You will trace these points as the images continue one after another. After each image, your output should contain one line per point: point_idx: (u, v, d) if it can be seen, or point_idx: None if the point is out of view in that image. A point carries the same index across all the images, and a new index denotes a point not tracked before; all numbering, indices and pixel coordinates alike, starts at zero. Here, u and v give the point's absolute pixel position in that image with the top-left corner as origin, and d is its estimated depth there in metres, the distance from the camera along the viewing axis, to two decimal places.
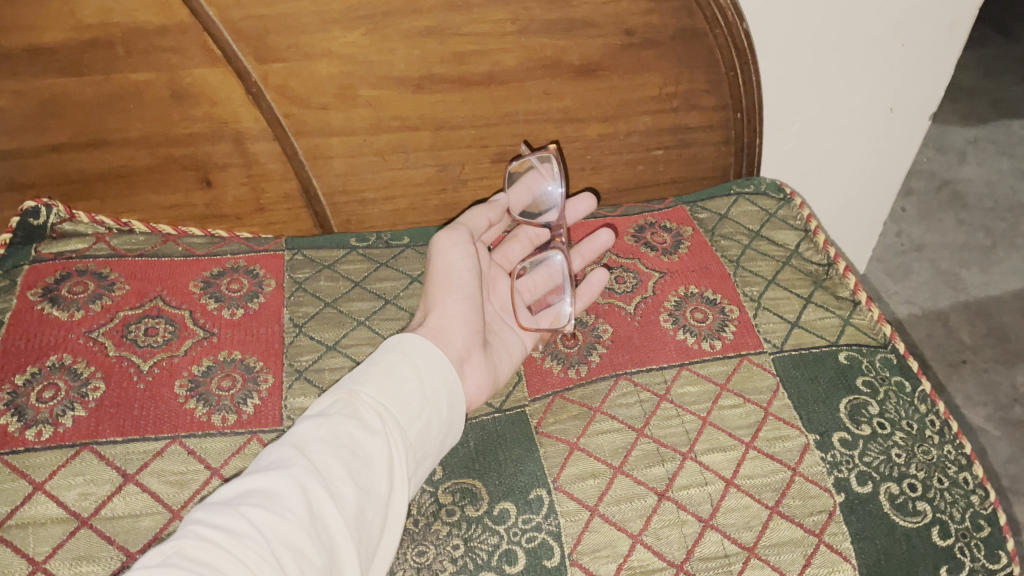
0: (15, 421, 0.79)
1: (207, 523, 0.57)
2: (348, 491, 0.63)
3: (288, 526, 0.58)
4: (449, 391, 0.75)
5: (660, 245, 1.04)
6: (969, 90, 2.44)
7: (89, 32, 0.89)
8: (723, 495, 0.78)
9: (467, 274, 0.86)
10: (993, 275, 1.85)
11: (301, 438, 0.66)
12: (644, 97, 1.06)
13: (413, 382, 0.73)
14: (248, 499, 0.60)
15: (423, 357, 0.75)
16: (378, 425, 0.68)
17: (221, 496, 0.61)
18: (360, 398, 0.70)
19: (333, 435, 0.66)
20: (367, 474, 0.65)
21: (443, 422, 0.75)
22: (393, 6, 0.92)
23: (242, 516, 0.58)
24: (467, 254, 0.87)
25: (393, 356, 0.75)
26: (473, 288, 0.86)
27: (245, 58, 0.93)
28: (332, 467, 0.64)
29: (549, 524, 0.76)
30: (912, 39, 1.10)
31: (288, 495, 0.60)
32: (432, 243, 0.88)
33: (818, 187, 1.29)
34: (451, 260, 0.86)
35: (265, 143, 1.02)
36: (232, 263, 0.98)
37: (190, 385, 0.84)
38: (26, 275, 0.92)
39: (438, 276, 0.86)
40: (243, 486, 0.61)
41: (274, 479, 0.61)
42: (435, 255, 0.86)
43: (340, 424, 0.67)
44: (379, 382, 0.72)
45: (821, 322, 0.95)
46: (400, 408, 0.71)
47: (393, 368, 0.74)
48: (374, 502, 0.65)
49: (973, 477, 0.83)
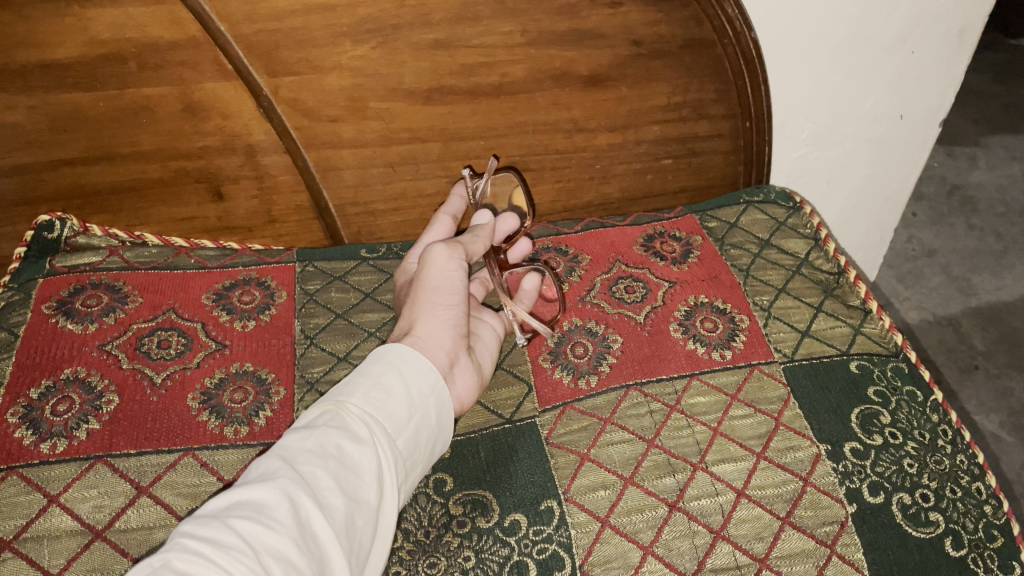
0: (29, 434, 0.80)
1: (195, 536, 0.56)
2: (336, 501, 0.63)
3: (278, 536, 0.58)
4: (436, 399, 0.76)
5: (669, 254, 1.04)
6: (980, 94, 2.43)
7: (102, 48, 0.90)
8: (735, 506, 0.78)
9: (459, 282, 0.85)
10: (1006, 280, 1.84)
11: (288, 449, 0.65)
12: (654, 107, 1.07)
13: (401, 391, 0.73)
14: (237, 511, 0.59)
15: (410, 365, 0.75)
16: (365, 435, 0.69)
17: (209, 509, 0.61)
18: (348, 408, 0.70)
19: (321, 446, 0.66)
20: (354, 483, 0.66)
21: (431, 430, 0.75)
22: (403, 19, 0.92)
23: (231, 529, 0.57)
24: (460, 266, 0.85)
25: (379, 366, 0.75)
26: (463, 299, 0.84)
27: (256, 72, 0.94)
28: (320, 478, 0.64)
29: (560, 535, 0.76)
30: (922, 46, 1.09)
31: (276, 506, 0.60)
32: (424, 252, 0.86)
33: (829, 195, 1.29)
34: (446, 270, 0.84)
35: (276, 156, 1.03)
36: (244, 275, 0.99)
37: (203, 398, 0.85)
38: (41, 288, 0.93)
39: (429, 284, 0.84)
40: (230, 499, 0.61)
41: (262, 491, 0.60)
42: (427, 264, 0.84)
43: (328, 434, 0.67)
44: (366, 392, 0.72)
45: (832, 331, 0.94)
46: (388, 417, 0.72)
47: (379, 378, 0.74)
48: (362, 511, 0.65)
49: (986, 487, 0.82)
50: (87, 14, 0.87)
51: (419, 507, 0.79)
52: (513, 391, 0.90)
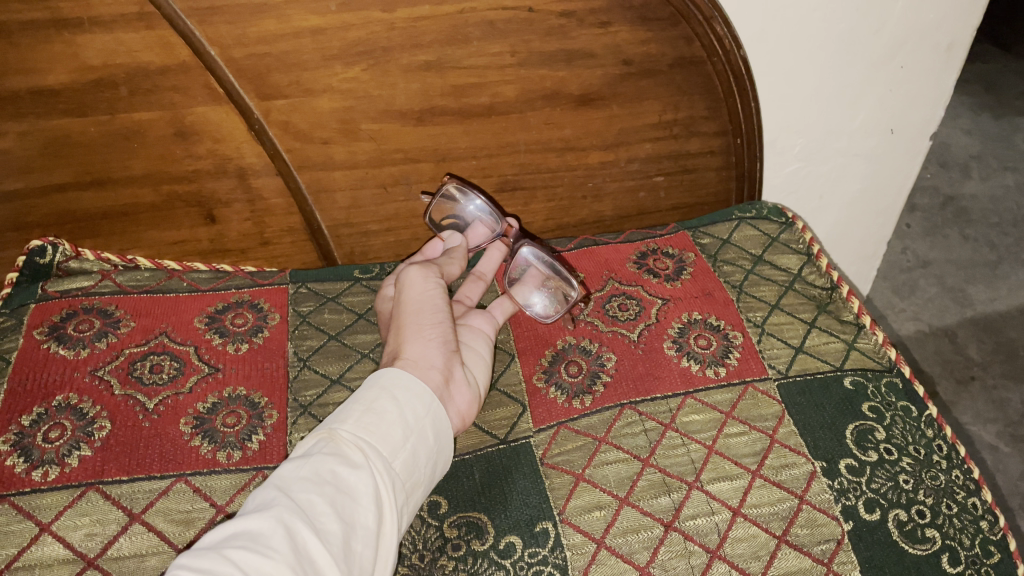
0: (21, 461, 0.79)
1: (191, 567, 0.56)
2: (333, 527, 0.63)
3: (274, 564, 0.57)
4: (433, 419, 0.75)
5: (663, 271, 1.04)
6: (972, 105, 2.44)
7: (93, 73, 0.90)
8: (731, 525, 0.78)
9: (440, 300, 0.85)
10: (1001, 291, 1.84)
11: (284, 478, 0.65)
12: (645, 125, 1.07)
13: (395, 414, 0.73)
14: (233, 542, 0.59)
15: (403, 387, 0.74)
16: (360, 459, 0.68)
17: (206, 542, 0.60)
18: (341, 435, 0.69)
19: (316, 472, 0.65)
20: (352, 508, 0.65)
21: (430, 451, 0.74)
22: (394, 42, 0.92)
23: (228, 559, 0.57)
24: (438, 285, 0.86)
25: (373, 391, 0.74)
26: (446, 315, 0.83)
27: (247, 95, 0.94)
28: (316, 504, 0.63)
29: (556, 557, 0.76)
30: (911, 61, 1.10)
31: (272, 535, 0.59)
32: (402, 280, 0.86)
33: (822, 209, 1.30)
34: (426, 291, 0.85)
35: (269, 178, 1.03)
36: (237, 297, 0.99)
37: (195, 422, 0.85)
38: (32, 314, 0.93)
39: (411, 306, 0.84)
40: (227, 530, 0.60)
41: (257, 520, 0.60)
42: (407, 289, 0.85)
43: (322, 462, 0.66)
44: (358, 418, 0.71)
45: (826, 347, 0.94)
46: (383, 440, 0.71)
47: (372, 402, 0.73)
48: (361, 536, 0.64)
49: (982, 503, 0.82)
50: (77, 40, 0.87)
51: (414, 530, 0.78)
52: (508, 411, 0.90)
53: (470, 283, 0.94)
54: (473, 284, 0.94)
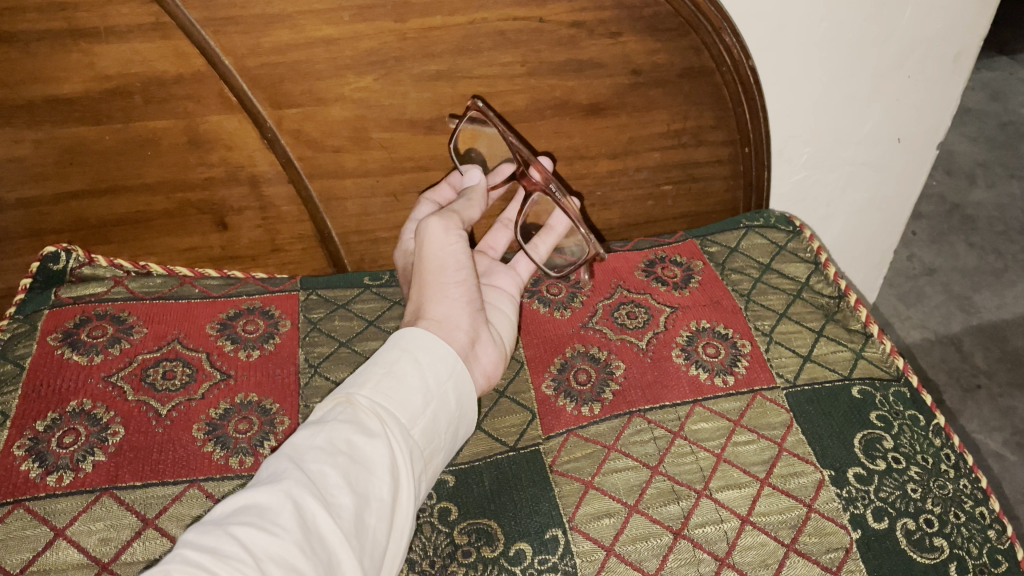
0: (36, 466, 0.80)
1: (197, 546, 0.55)
2: (344, 500, 0.62)
3: (281, 542, 0.56)
4: (454, 383, 0.74)
5: (671, 280, 1.05)
6: (977, 113, 2.44)
7: (108, 82, 0.91)
8: (740, 533, 0.78)
9: (463, 256, 0.82)
10: (1006, 299, 1.85)
11: (297, 448, 0.64)
12: (654, 133, 1.08)
13: (415, 379, 0.72)
14: (240, 517, 0.58)
15: (424, 351, 0.74)
16: (377, 427, 0.67)
17: (215, 515, 0.60)
18: (358, 401, 0.68)
19: (329, 442, 0.64)
20: (365, 479, 0.64)
21: (450, 416, 0.74)
22: (406, 52, 0.93)
23: (233, 537, 0.56)
24: (460, 238, 0.82)
25: (393, 354, 0.73)
26: (470, 271, 0.82)
27: (260, 103, 0.95)
28: (329, 476, 0.62)
29: (566, 564, 0.76)
30: (917, 70, 1.11)
31: (279, 511, 0.58)
32: (419, 231, 0.82)
33: (828, 217, 1.30)
34: (446, 246, 0.81)
35: (280, 186, 1.03)
36: (248, 304, 1.00)
37: (208, 429, 0.85)
38: (47, 319, 0.94)
39: (432, 262, 0.81)
40: (236, 503, 0.60)
41: (266, 494, 0.59)
42: (426, 243, 0.81)
43: (337, 429, 0.65)
44: (377, 382, 0.71)
45: (834, 356, 0.95)
46: (402, 406, 0.70)
47: (392, 366, 0.72)
48: (374, 509, 0.64)
49: (990, 512, 0.82)
50: (93, 49, 0.88)
51: (425, 536, 0.79)
52: (518, 419, 0.90)
53: (497, 231, 0.99)
54: (500, 233, 0.99)
